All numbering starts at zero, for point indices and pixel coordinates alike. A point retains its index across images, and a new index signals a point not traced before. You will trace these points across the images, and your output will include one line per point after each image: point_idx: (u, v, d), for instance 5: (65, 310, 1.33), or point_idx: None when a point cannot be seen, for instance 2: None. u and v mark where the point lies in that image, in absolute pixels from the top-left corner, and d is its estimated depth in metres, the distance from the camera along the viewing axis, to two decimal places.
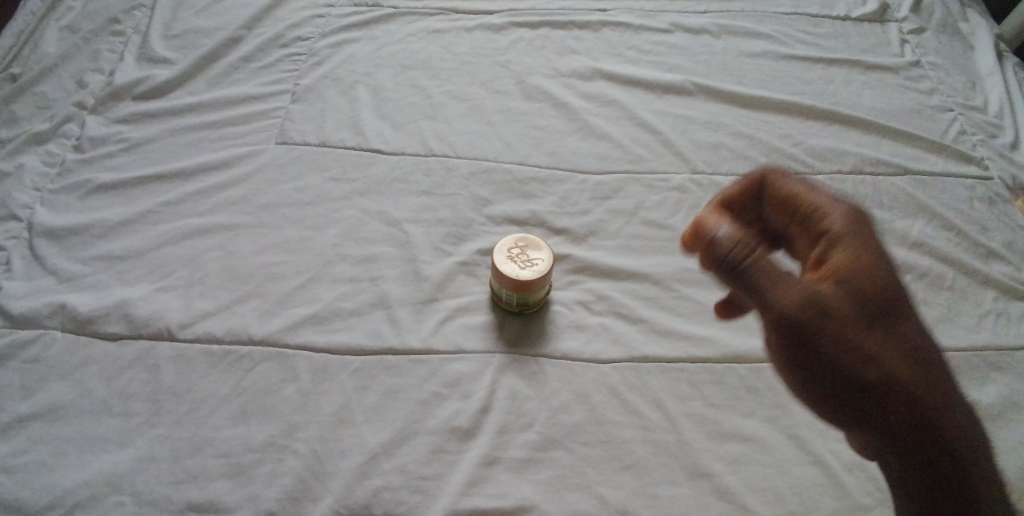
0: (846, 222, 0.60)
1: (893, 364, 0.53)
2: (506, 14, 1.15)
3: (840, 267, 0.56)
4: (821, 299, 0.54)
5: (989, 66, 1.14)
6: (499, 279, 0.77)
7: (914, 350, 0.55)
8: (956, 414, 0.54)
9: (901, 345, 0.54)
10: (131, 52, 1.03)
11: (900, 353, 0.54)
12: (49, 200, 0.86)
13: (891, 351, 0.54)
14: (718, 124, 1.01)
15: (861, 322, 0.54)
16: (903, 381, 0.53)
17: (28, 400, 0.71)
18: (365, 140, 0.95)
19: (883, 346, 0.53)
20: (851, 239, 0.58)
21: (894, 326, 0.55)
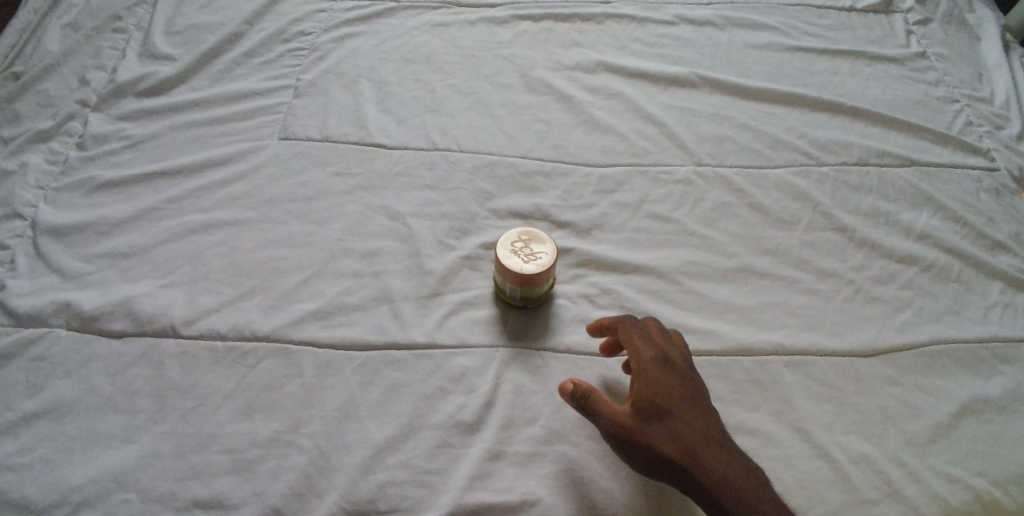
0: (651, 354, 0.67)
1: (689, 443, 0.61)
2: (509, 7, 1.14)
3: (643, 389, 0.64)
4: (642, 410, 0.63)
5: (996, 56, 1.13)
6: (503, 273, 0.76)
7: (720, 437, 0.63)
8: (743, 482, 0.60)
9: (695, 426, 0.62)
10: (133, 48, 1.03)
11: (699, 438, 0.62)
12: (53, 198, 0.87)
13: (673, 440, 0.62)
14: (722, 117, 1.01)
15: (663, 434, 0.62)
16: (696, 460, 0.61)
17: (33, 397, 0.71)
18: (368, 134, 0.95)
19: (686, 435, 0.62)
20: (647, 369, 0.66)
21: (688, 412, 0.63)
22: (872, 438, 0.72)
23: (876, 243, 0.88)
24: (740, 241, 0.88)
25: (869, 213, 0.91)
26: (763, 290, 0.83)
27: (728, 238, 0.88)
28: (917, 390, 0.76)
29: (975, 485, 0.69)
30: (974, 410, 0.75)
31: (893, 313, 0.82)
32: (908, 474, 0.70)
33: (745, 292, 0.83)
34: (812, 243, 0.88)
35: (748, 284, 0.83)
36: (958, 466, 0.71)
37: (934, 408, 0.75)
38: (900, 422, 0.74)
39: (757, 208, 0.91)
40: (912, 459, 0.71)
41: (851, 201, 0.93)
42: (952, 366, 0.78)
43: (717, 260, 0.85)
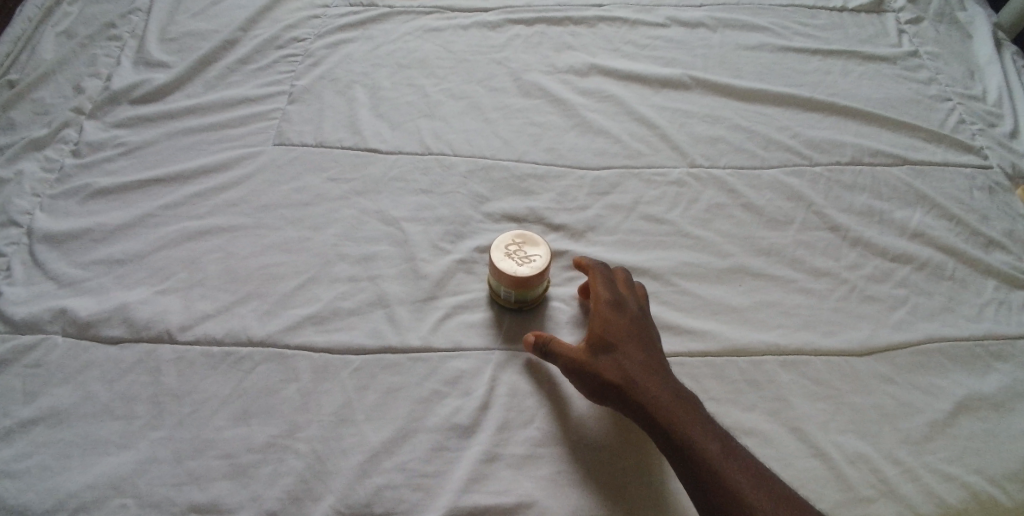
0: (607, 297, 0.72)
1: (632, 373, 0.67)
2: (502, 11, 1.14)
3: (595, 327, 0.70)
4: (595, 345, 0.70)
5: (988, 54, 1.13)
6: (497, 276, 0.76)
7: (664, 371, 0.68)
8: (678, 408, 0.65)
9: (638, 358, 0.68)
10: (128, 56, 1.03)
11: (640, 369, 0.67)
12: (48, 205, 0.87)
13: (618, 370, 0.67)
14: (715, 118, 1.01)
15: (610, 365, 0.68)
16: (636, 387, 0.66)
17: (30, 404, 0.71)
18: (362, 139, 0.95)
19: (629, 366, 0.67)
20: (601, 310, 0.71)
21: (634, 347, 0.69)
22: (868, 436, 0.73)
23: (870, 242, 0.88)
24: (734, 241, 0.88)
25: (863, 212, 0.92)
26: (758, 289, 0.83)
27: (723, 239, 0.88)
28: (912, 388, 0.76)
29: (972, 483, 0.70)
30: (970, 407, 0.75)
31: (887, 312, 0.82)
32: (904, 472, 0.70)
33: (740, 292, 0.83)
34: (806, 242, 0.88)
35: (742, 284, 0.84)
36: (954, 464, 0.71)
37: (930, 406, 0.75)
38: (896, 420, 0.74)
39: (751, 208, 0.91)
40: (908, 457, 0.71)
41: (845, 200, 0.93)
42: (947, 364, 0.78)
43: (711, 261, 0.85)
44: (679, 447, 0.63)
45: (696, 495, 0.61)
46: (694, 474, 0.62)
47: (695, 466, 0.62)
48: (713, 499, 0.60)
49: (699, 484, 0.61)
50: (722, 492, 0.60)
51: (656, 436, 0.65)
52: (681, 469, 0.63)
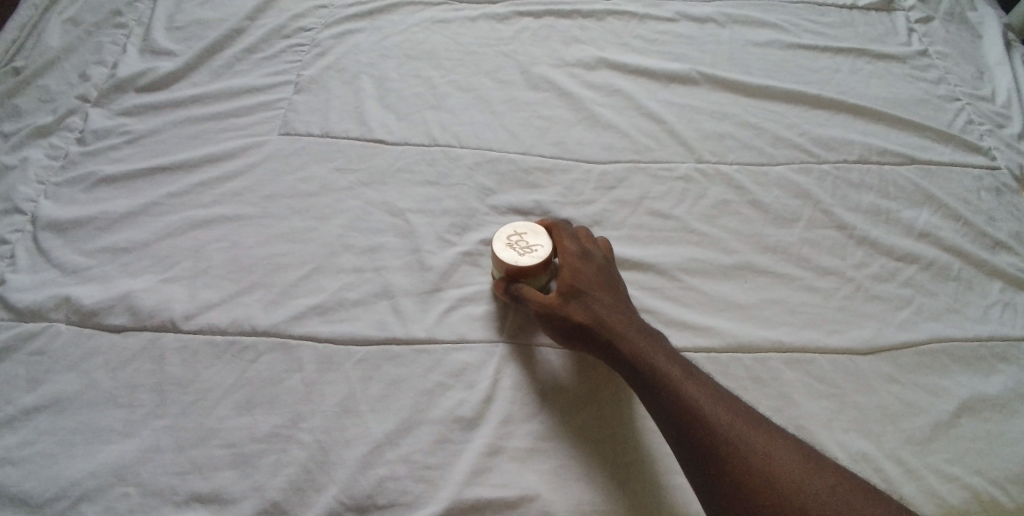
0: (575, 250, 0.75)
1: (600, 314, 0.71)
2: (510, 4, 1.14)
3: (564, 275, 0.73)
4: (565, 291, 0.72)
5: (998, 55, 1.13)
6: (500, 267, 0.76)
7: (629, 312, 0.72)
8: (644, 342, 0.69)
9: (604, 302, 0.72)
10: (134, 44, 1.03)
11: (608, 312, 0.71)
12: (53, 192, 0.87)
13: (587, 313, 0.71)
14: (723, 114, 1.01)
15: (579, 308, 0.71)
16: (606, 328, 0.70)
17: (33, 391, 0.71)
18: (369, 130, 0.95)
19: (598, 309, 0.71)
20: (569, 261, 0.75)
21: (600, 292, 0.73)
22: (871, 435, 0.72)
23: (876, 241, 0.88)
24: (740, 238, 0.88)
25: (870, 211, 0.91)
26: (764, 287, 0.83)
27: (729, 236, 0.88)
28: (916, 388, 0.76)
29: (974, 484, 0.69)
30: (974, 408, 0.75)
31: (893, 311, 0.82)
32: (907, 472, 0.70)
33: (745, 289, 0.83)
34: (813, 241, 0.88)
35: (748, 281, 0.83)
36: (957, 464, 0.71)
37: (934, 406, 0.75)
38: (900, 420, 0.74)
39: (757, 205, 0.91)
40: (911, 457, 0.71)
41: (851, 198, 0.93)
42: (952, 364, 0.78)
43: (717, 257, 0.85)
44: (648, 379, 0.66)
45: (666, 424, 0.65)
46: (664, 403, 0.65)
47: (665, 397, 0.65)
48: (683, 425, 0.63)
49: (670, 414, 0.64)
50: (691, 418, 0.63)
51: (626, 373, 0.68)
52: (651, 400, 0.66)
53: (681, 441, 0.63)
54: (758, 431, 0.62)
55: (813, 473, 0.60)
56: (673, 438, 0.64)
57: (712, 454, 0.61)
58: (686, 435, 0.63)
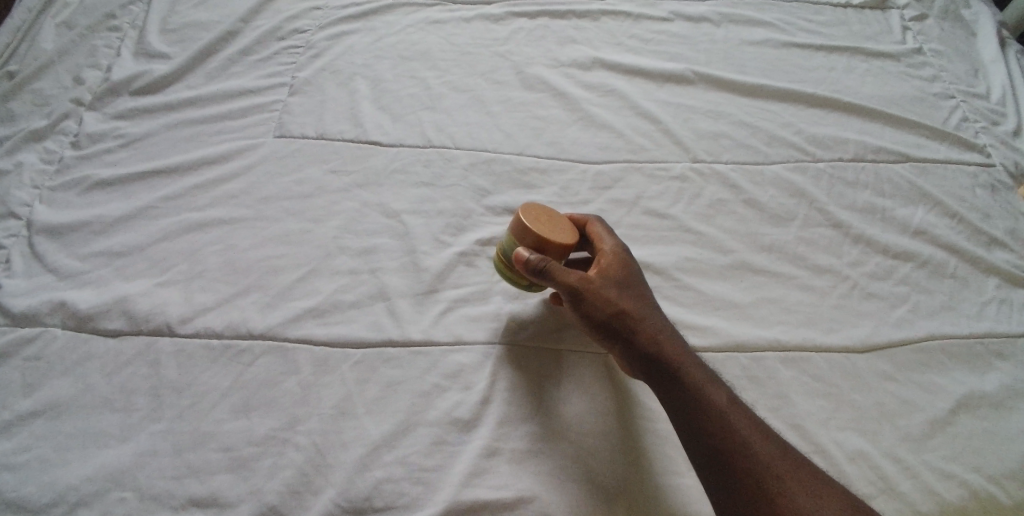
0: (620, 245, 0.75)
1: (639, 307, 0.71)
2: (505, 4, 1.14)
3: (609, 266, 0.73)
4: (608, 277, 0.72)
5: (992, 52, 1.13)
6: (525, 235, 0.72)
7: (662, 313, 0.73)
8: (676, 342, 0.69)
9: (643, 298, 0.72)
10: (128, 47, 1.03)
11: (647, 308, 0.71)
12: (48, 197, 0.86)
13: (628, 302, 0.71)
14: (718, 113, 1.01)
15: (620, 296, 0.71)
16: (643, 321, 0.70)
17: (29, 396, 0.71)
18: (364, 132, 0.95)
19: (638, 304, 0.71)
20: (614, 252, 0.74)
21: (639, 288, 0.73)
22: (868, 433, 0.73)
23: (872, 239, 0.88)
24: (735, 237, 0.88)
25: (865, 209, 0.92)
26: (760, 286, 0.83)
27: (725, 235, 0.88)
28: (913, 385, 0.76)
29: (971, 481, 0.70)
30: (971, 405, 0.75)
31: (888, 309, 0.82)
32: (905, 470, 0.70)
33: (741, 288, 0.83)
34: (809, 239, 0.88)
35: (744, 280, 0.84)
36: (955, 462, 0.71)
37: (931, 404, 0.75)
38: (897, 417, 0.74)
39: (753, 205, 0.91)
40: (909, 455, 0.71)
41: (847, 196, 0.93)
42: (948, 361, 0.78)
43: (713, 257, 0.85)
44: (672, 374, 0.67)
45: (679, 418, 0.66)
46: (682, 398, 0.66)
47: (686, 394, 0.66)
48: (698, 420, 0.65)
49: (686, 410, 0.66)
50: (708, 413, 0.65)
51: (649, 366, 0.68)
52: (669, 395, 0.67)
53: (693, 436, 0.65)
54: (762, 433, 0.64)
55: (809, 479, 0.62)
56: (685, 432, 0.65)
57: (724, 450, 0.63)
58: (700, 430, 0.64)
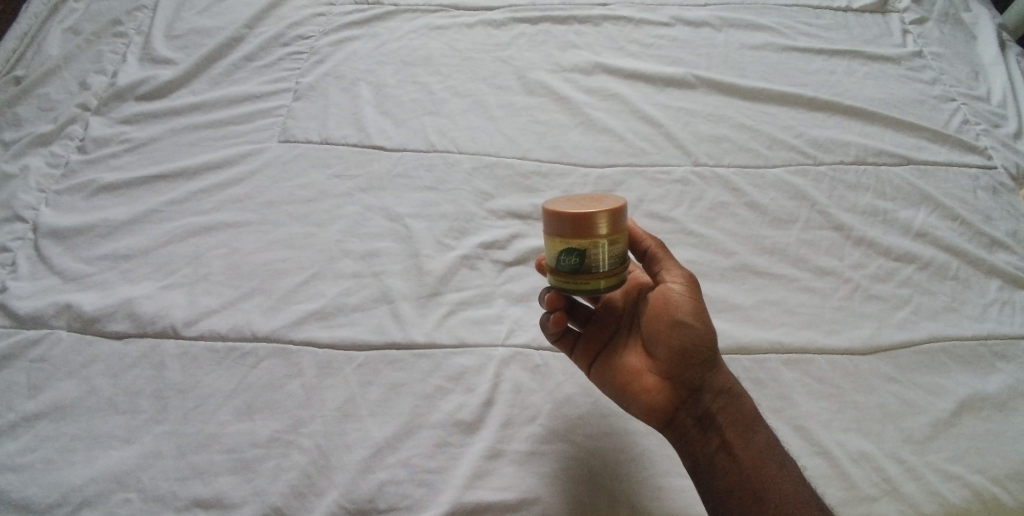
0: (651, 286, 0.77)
1: None
2: (507, 10, 1.15)
3: None
4: None
5: (993, 55, 1.14)
6: (589, 219, 0.63)
7: None
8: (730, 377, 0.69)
9: None
10: (134, 52, 1.03)
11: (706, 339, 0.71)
12: (54, 200, 0.87)
13: None
14: (719, 117, 1.01)
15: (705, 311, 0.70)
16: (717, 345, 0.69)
17: (34, 398, 0.71)
18: (367, 136, 0.95)
19: None
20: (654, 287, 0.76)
21: None
22: (871, 435, 0.73)
23: (874, 241, 0.88)
24: (738, 240, 0.88)
25: (867, 211, 0.92)
26: (762, 288, 0.83)
27: (726, 237, 0.88)
28: (915, 387, 0.76)
29: (975, 483, 0.69)
30: (974, 407, 0.75)
31: (890, 311, 0.82)
32: (907, 471, 0.70)
33: (743, 290, 0.83)
34: (810, 241, 0.88)
35: (746, 283, 0.84)
36: (958, 463, 0.71)
37: (933, 405, 0.75)
38: (900, 419, 0.74)
39: (755, 207, 0.91)
40: (911, 456, 0.71)
41: (849, 199, 0.93)
42: (951, 363, 0.78)
43: (715, 259, 0.86)
44: (737, 410, 0.65)
45: (724, 461, 0.63)
46: (738, 439, 0.64)
47: (745, 426, 0.65)
48: (748, 465, 0.63)
49: (742, 439, 0.64)
50: (764, 460, 0.63)
51: (720, 395, 0.66)
52: (725, 431, 0.64)
53: (742, 481, 0.62)
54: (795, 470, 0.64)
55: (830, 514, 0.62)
56: (732, 476, 0.62)
57: (775, 503, 0.61)
58: (750, 475, 0.62)
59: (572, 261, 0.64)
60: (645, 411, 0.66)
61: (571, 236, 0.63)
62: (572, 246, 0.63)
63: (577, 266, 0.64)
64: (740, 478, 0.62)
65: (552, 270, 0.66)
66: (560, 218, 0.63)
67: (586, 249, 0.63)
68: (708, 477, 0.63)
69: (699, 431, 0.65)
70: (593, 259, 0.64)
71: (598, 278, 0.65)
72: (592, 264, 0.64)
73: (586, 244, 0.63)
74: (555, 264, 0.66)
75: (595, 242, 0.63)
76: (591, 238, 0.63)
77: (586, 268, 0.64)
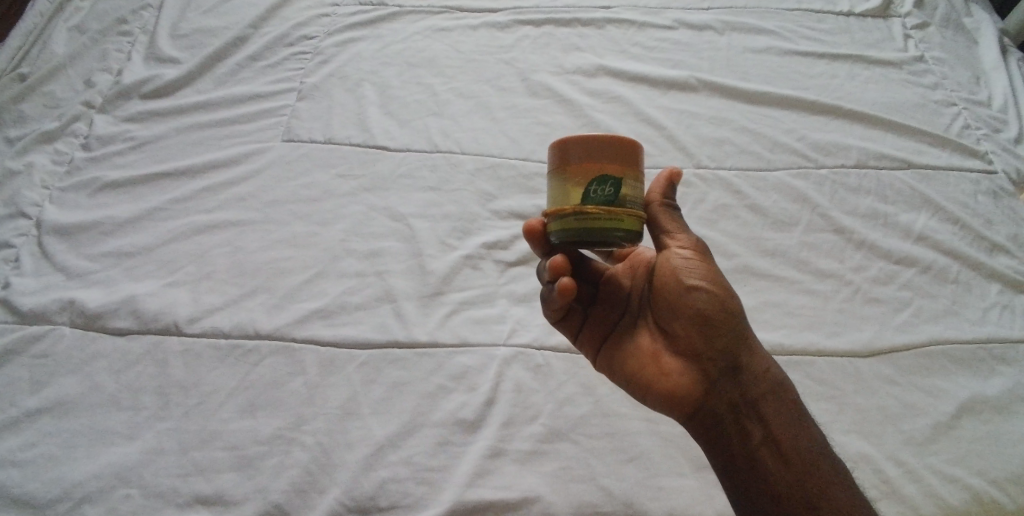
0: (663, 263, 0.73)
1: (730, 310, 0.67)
2: (511, 13, 1.15)
3: None
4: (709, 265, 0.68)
5: (994, 60, 1.14)
6: (595, 143, 0.60)
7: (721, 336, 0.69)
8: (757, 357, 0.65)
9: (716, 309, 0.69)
10: (139, 51, 1.04)
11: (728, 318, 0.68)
12: (58, 197, 0.87)
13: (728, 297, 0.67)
14: (721, 120, 1.02)
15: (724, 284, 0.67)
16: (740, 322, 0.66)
17: (37, 394, 0.72)
18: (371, 137, 0.96)
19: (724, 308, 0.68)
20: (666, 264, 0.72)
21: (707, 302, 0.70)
22: (872, 437, 0.73)
23: (875, 244, 0.89)
24: (739, 242, 0.88)
25: (867, 215, 0.92)
26: (763, 290, 0.84)
27: (727, 239, 0.88)
28: (915, 390, 0.76)
29: (975, 485, 0.69)
30: (974, 409, 0.75)
31: (891, 314, 0.82)
32: (908, 473, 0.70)
33: (745, 292, 0.83)
34: (812, 244, 0.89)
35: (747, 284, 0.84)
36: (958, 465, 0.71)
37: (934, 407, 0.75)
38: (900, 421, 0.74)
39: (757, 210, 0.91)
40: (911, 458, 0.71)
41: (850, 202, 0.93)
42: (951, 365, 0.79)
43: (716, 261, 0.86)
44: (775, 398, 0.62)
45: (764, 450, 0.60)
46: (776, 426, 0.61)
47: (780, 411, 0.62)
48: (788, 454, 0.60)
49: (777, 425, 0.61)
50: (810, 455, 0.60)
51: (756, 379, 0.62)
52: (762, 417, 0.61)
53: (787, 477, 0.59)
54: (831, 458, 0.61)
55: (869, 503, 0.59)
56: (773, 464, 0.59)
57: (816, 491, 0.58)
58: (794, 470, 0.59)
59: (606, 192, 0.59)
60: (667, 397, 0.63)
61: (601, 164, 0.60)
62: (610, 173, 0.59)
63: (611, 197, 0.59)
64: (787, 477, 0.59)
65: (578, 207, 0.59)
66: (563, 145, 0.61)
67: (590, 177, 0.59)
68: (749, 474, 0.60)
69: (735, 420, 0.61)
70: (598, 191, 0.59)
71: (608, 212, 0.58)
72: (627, 195, 0.60)
73: (622, 173, 0.60)
74: (556, 206, 0.61)
75: (614, 171, 0.60)
76: (621, 166, 0.60)
77: (615, 201, 0.59)
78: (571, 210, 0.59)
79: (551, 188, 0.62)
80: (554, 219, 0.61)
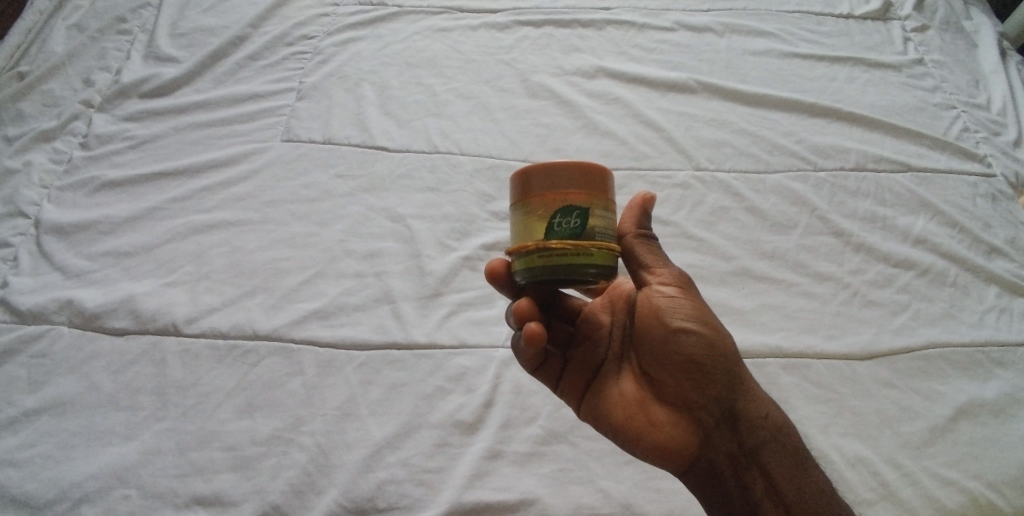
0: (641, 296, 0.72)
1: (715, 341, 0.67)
2: (510, 13, 1.15)
3: None
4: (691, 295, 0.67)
5: (993, 63, 1.14)
6: (558, 171, 0.59)
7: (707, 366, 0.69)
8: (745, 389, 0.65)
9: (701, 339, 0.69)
10: (138, 50, 1.04)
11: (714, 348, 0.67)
12: (57, 196, 0.87)
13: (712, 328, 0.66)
14: (720, 122, 1.02)
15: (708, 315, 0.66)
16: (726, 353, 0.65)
17: (35, 393, 0.72)
18: (370, 137, 0.96)
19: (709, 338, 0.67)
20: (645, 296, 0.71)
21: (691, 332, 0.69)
22: (869, 439, 0.73)
23: (873, 246, 0.89)
24: (738, 244, 0.88)
25: (865, 217, 0.92)
26: (762, 292, 0.84)
27: (726, 242, 0.88)
28: (913, 392, 0.77)
29: (972, 488, 0.70)
30: (971, 412, 0.75)
31: (889, 317, 0.83)
32: (905, 476, 0.70)
33: (743, 294, 0.83)
34: (810, 247, 0.89)
35: (745, 286, 0.84)
36: (955, 468, 0.71)
37: (931, 410, 0.75)
38: (897, 424, 0.74)
39: (755, 212, 0.92)
40: (908, 461, 0.71)
41: (848, 205, 0.93)
42: (948, 368, 0.79)
43: (715, 263, 0.86)
44: (771, 438, 0.62)
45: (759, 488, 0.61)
46: (770, 461, 0.61)
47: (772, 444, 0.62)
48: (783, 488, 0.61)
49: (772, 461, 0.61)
50: (805, 487, 0.61)
51: (747, 416, 0.62)
52: (754, 454, 0.61)
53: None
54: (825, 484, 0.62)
55: None
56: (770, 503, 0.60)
57: None
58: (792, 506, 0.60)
59: (572, 224, 0.58)
60: (658, 451, 0.62)
61: (564, 193, 0.59)
62: (574, 203, 0.58)
63: (578, 229, 0.58)
64: None
65: (543, 241, 0.58)
66: (526, 174, 0.61)
67: (553, 208, 0.59)
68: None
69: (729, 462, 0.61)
70: (563, 223, 0.58)
71: (572, 245, 0.57)
72: (594, 226, 0.59)
73: (589, 202, 0.59)
74: (520, 240, 0.60)
75: (579, 200, 0.59)
76: (586, 195, 0.59)
77: (580, 232, 0.58)
78: (534, 245, 0.58)
79: (515, 221, 0.61)
80: (518, 255, 0.60)
